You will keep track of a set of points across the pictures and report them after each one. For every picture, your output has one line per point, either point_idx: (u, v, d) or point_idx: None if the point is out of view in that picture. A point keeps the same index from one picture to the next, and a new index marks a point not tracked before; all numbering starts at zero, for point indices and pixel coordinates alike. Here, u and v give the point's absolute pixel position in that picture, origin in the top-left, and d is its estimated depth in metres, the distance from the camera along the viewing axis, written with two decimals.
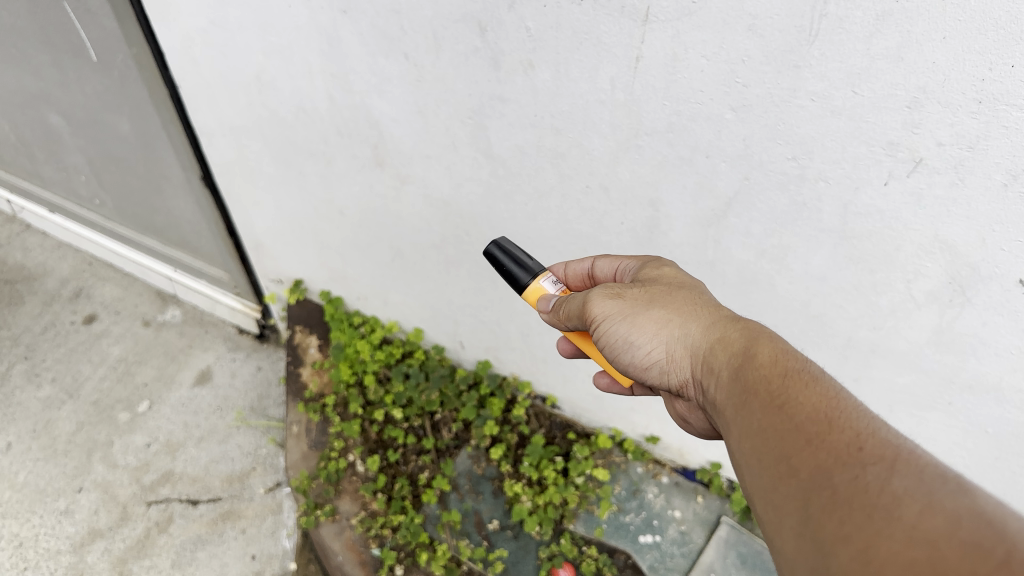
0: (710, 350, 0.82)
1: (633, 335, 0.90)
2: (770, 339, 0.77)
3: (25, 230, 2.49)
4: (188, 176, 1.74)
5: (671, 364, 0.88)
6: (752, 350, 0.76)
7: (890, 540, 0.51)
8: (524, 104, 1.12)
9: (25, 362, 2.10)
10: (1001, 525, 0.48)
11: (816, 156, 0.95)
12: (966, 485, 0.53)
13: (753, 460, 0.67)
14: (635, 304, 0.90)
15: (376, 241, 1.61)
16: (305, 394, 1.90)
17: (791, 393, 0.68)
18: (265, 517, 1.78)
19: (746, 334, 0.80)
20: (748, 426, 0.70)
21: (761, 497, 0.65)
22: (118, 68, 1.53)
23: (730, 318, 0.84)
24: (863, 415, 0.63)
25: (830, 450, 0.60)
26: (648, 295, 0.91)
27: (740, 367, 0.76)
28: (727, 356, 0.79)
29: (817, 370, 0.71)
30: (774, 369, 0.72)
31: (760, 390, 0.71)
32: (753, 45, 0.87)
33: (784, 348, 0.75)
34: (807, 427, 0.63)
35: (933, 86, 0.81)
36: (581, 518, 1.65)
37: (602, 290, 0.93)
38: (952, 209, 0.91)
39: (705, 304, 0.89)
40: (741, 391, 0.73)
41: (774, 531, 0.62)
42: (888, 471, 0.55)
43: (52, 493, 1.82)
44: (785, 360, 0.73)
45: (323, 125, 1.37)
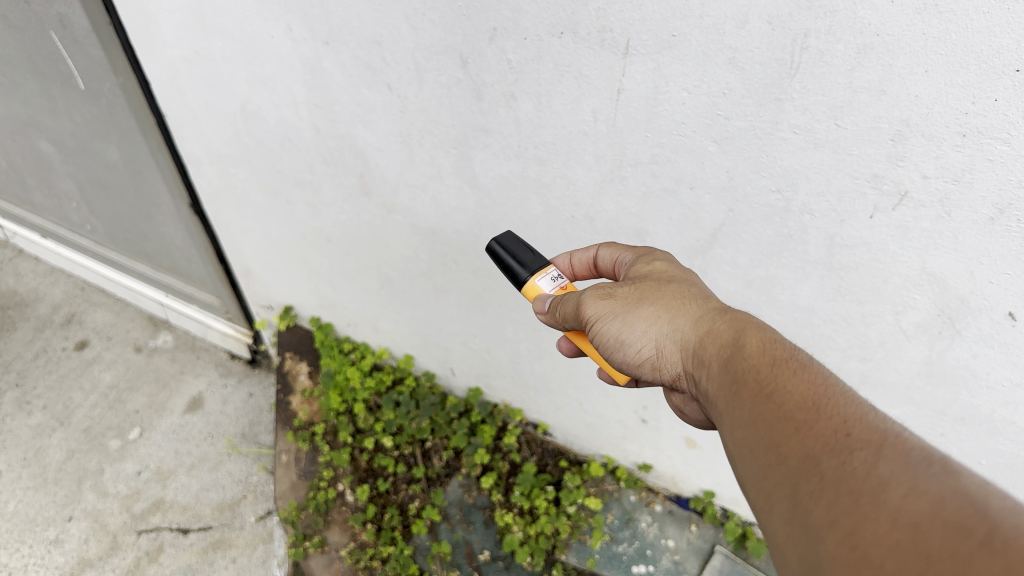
0: (700, 342, 0.77)
1: (625, 334, 0.85)
2: (759, 329, 0.73)
3: (18, 255, 2.48)
4: (177, 202, 1.73)
5: (665, 359, 0.83)
6: (741, 341, 0.72)
7: (874, 524, 0.48)
8: (508, 135, 1.11)
9: (16, 390, 2.09)
10: (983, 504, 0.46)
11: (800, 188, 0.94)
12: (951, 466, 0.50)
13: (743, 451, 0.63)
14: (626, 303, 0.84)
15: (364, 268, 1.60)
16: (294, 423, 1.90)
17: (780, 381, 0.64)
18: (256, 547, 1.76)
19: (736, 325, 0.75)
20: (738, 415, 0.66)
21: (752, 488, 0.61)
22: (105, 96, 1.53)
23: (721, 309, 0.79)
24: (853, 402, 0.59)
25: (818, 437, 0.57)
26: (639, 292, 0.85)
27: (730, 359, 0.71)
28: (718, 349, 0.74)
29: (806, 358, 0.68)
30: (763, 360, 0.67)
31: (748, 380, 0.67)
32: (734, 78, 0.86)
33: (773, 337, 0.71)
34: (795, 415, 0.60)
35: (916, 119, 0.79)
36: (573, 548, 1.63)
37: (593, 292, 0.87)
38: (939, 241, 0.89)
39: (696, 295, 0.83)
40: (731, 382, 0.69)
41: (765, 522, 0.58)
42: (875, 456, 0.52)
43: (41, 522, 1.80)
44: (775, 350, 0.69)
45: (309, 155, 1.37)
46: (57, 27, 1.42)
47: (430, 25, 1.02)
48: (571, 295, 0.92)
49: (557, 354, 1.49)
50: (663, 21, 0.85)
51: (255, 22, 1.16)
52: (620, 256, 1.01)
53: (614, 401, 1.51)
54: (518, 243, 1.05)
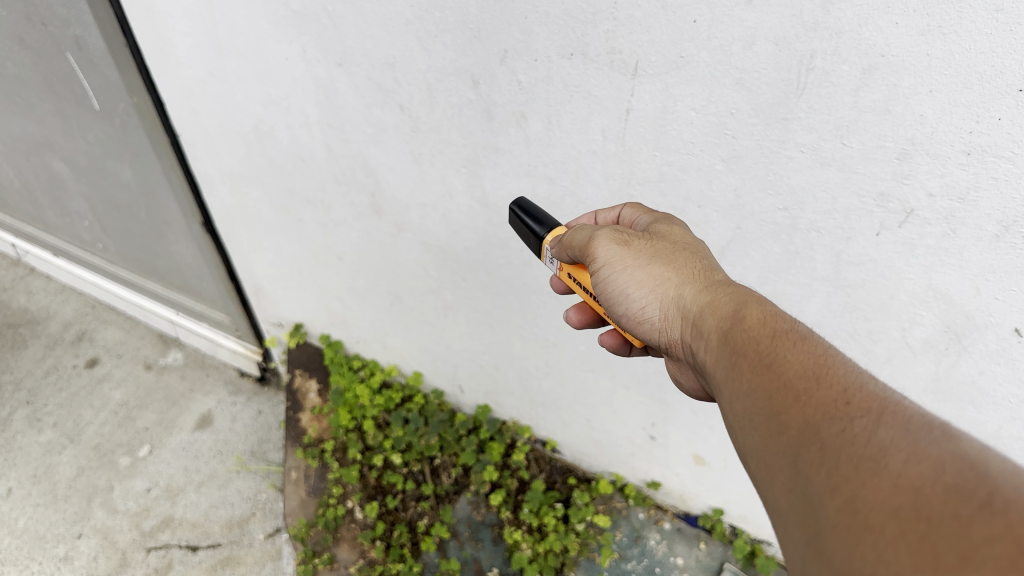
0: (700, 313, 0.78)
1: (631, 287, 0.86)
2: (760, 302, 0.73)
3: (30, 273, 2.51)
4: (190, 221, 1.75)
5: (662, 323, 0.84)
6: (740, 313, 0.72)
7: (875, 489, 0.49)
8: (518, 154, 1.13)
9: (27, 407, 2.10)
10: (983, 468, 0.47)
11: (807, 207, 0.95)
12: (950, 432, 0.52)
13: (743, 420, 0.64)
14: (639, 256, 0.85)
15: (374, 286, 1.61)
16: (304, 440, 1.92)
17: (781, 351, 0.65)
18: (264, 564, 1.75)
19: (737, 297, 0.75)
20: (736, 385, 0.67)
21: (753, 457, 0.62)
22: (119, 117, 1.55)
23: (726, 282, 0.79)
24: (852, 371, 0.60)
25: (818, 405, 0.57)
26: (652, 250, 0.86)
27: (729, 331, 0.72)
28: (716, 320, 0.75)
29: (806, 330, 0.68)
30: (762, 332, 0.68)
31: (748, 350, 0.67)
32: (741, 98, 0.88)
33: (773, 310, 0.71)
34: (796, 384, 0.61)
35: (921, 138, 0.81)
36: (582, 566, 1.63)
37: (609, 234, 0.88)
38: (945, 259, 0.90)
39: (703, 266, 0.83)
40: (731, 352, 0.70)
41: (766, 492, 0.59)
42: (875, 423, 0.53)
43: (52, 539, 1.81)
44: (775, 322, 0.69)
45: (321, 174, 1.38)
46: (74, 49, 1.45)
47: (442, 47, 1.04)
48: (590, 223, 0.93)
49: (565, 371, 1.51)
50: (671, 42, 0.87)
51: (269, 44, 1.18)
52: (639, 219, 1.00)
53: (623, 418, 1.52)
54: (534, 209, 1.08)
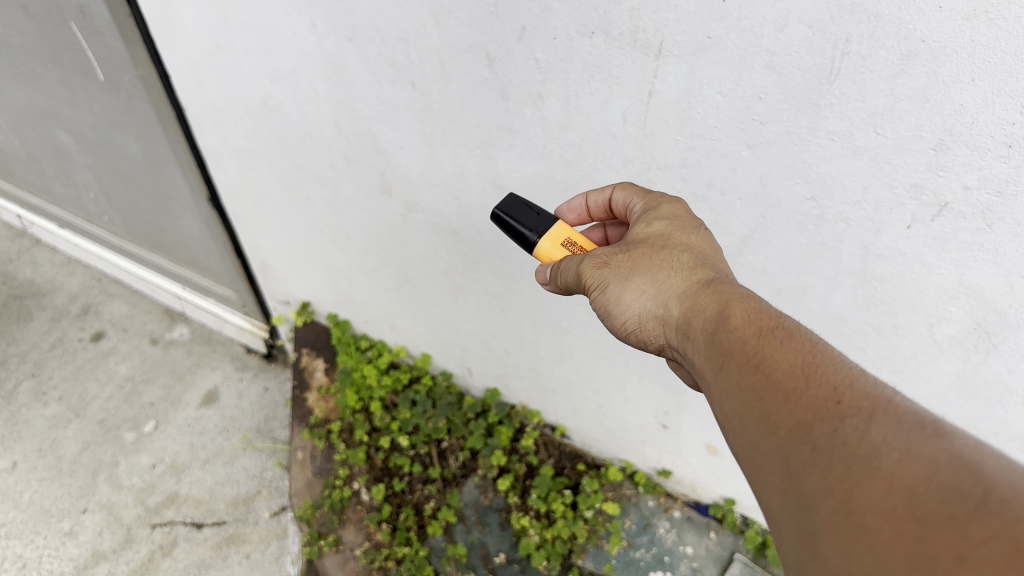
0: (685, 317, 0.73)
1: (614, 305, 0.81)
2: (745, 298, 0.69)
3: (35, 245, 2.48)
4: (196, 196, 1.72)
5: (651, 332, 0.80)
6: (724, 312, 0.68)
7: (869, 490, 0.45)
8: (534, 136, 1.09)
9: (32, 379, 2.09)
10: (978, 467, 0.44)
11: (835, 196, 0.91)
12: (944, 429, 0.48)
13: (732, 425, 0.60)
14: (620, 269, 0.81)
15: (383, 266, 1.58)
16: (311, 420, 1.90)
17: (767, 351, 0.60)
18: (270, 543, 1.76)
19: (719, 297, 0.71)
20: (724, 390, 0.63)
21: (744, 459, 0.58)
22: (125, 88, 1.51)
23: (709, 279, 0.75)
24: (843, 369, 0.56)
25: (808, 406, 0.54)
26: (630, 261, 0.81)
27: (714, 333, 0.68)
28: (702, 321, 0.71)
29: (794, 324, 0.64)
30: (748, 330, 0.64)
31: (734, 352, 0.63)
32: (771, 82, 0.84)
33: (759, 305, 0.67)
34: (784, 384, 0.57)
35: (960, 128, 0.76)
36: (589, 553, 1.62)
37: (591, 261, 0.84)
38: (978, 254, 0.86)
39: (685, 263, 0.79)
40: (717, 355, 0.65)
41: (759, 495, 0.55)
42: (867, 422, 0.50)
43: (56, 514, 1.80)
44: (760, 318, 0.65)
45: (330, 151, 1.35)
46: (77, 18, 1.41)
47: (457, 23, 0.99)
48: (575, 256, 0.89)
49: (576, 357, 1.48)
50: (698, 22, 0.82)
51: (278, 17, 1.14)
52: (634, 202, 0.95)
53: (635, 405, 1.50)
54: (510, 204, 1.02)
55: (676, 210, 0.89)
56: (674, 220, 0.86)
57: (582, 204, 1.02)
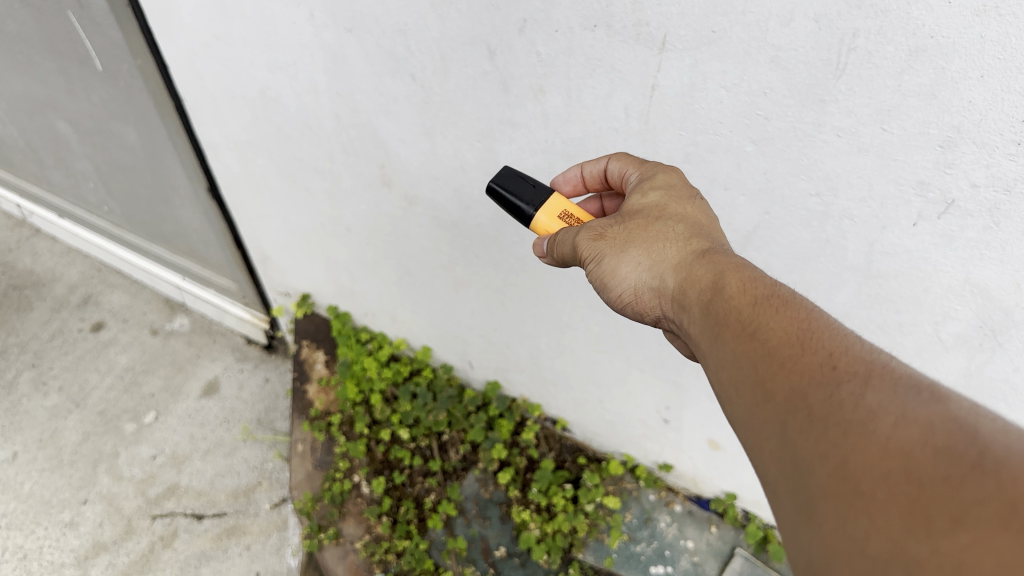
0: (681, 288, 0.72)
1: (610, 277, 0.80)
2: (741, 267, 0.68)
3: (34, 234, 2.48)
4: (195, 186, 1.71)
5: (648, 303, 0.79)
6: (720, 282, 0.67)
7: (865, 454, 0.45)
8: (535, 129, 1.07)
9: (32, 370, 2.09)
10: (973, 429, 0.44)
11: (841, 193, 0.90)
12: (939, 391, 0.48)
13: (728, 395, 0.59)
14: (614, 241, 0.80)
15: (383, 259, 1.57)
16: (311, 412, 1.89)
17: (762, 319, 0.59)
18: (270, 534, 1.76)
19: (715, 267, 0.70)
20: (720, 360, 0.61)
21: (740, 427, 0.58)
22: (123, 78, 1.50)
23: (704, 249, 0.74)
24: (839, 334, 0.56)
25: (803, 372, 0.53)
26: (626, 232, 0.80)
27: (710, 303, 0.66)
28: (698, 292, 0.69)
29: (789, 292, 0.63)
30: (743, 300, 0.63)
31: (729, 322, 0.62)
32: (776, 77, 0.82)
33: (754, 274, 0.66)
34: (779, 351, 0.56)
35: (969, 125, 0.75)
36: (590, 547, 1.62)
37: (586, 232, 0.83)
38: (985, 252, 0.85)
39: (681, 233, 0.77)
40: (713, 326, 0.64)
41: (755, 462, 0.55)
42: (863, 386, 0.49)
43: (57, 504, 1.80)
44: (756, 287, 0.64)
45: (329, 143, 1.34)
46: (74, 8, 1.39)
47: (457, 15, 0.98)
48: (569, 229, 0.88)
49: (577, 351, 1.47)
50: (703, 16, 0.81)
51: (276, 8, 1.12)
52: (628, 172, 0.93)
53: (636, 400, 1.49)
54: (505, 177, 1.01)
55: (672, 178, 0.87)
56: (669, 189, 0.84)
57: (576, 175, 1.00)
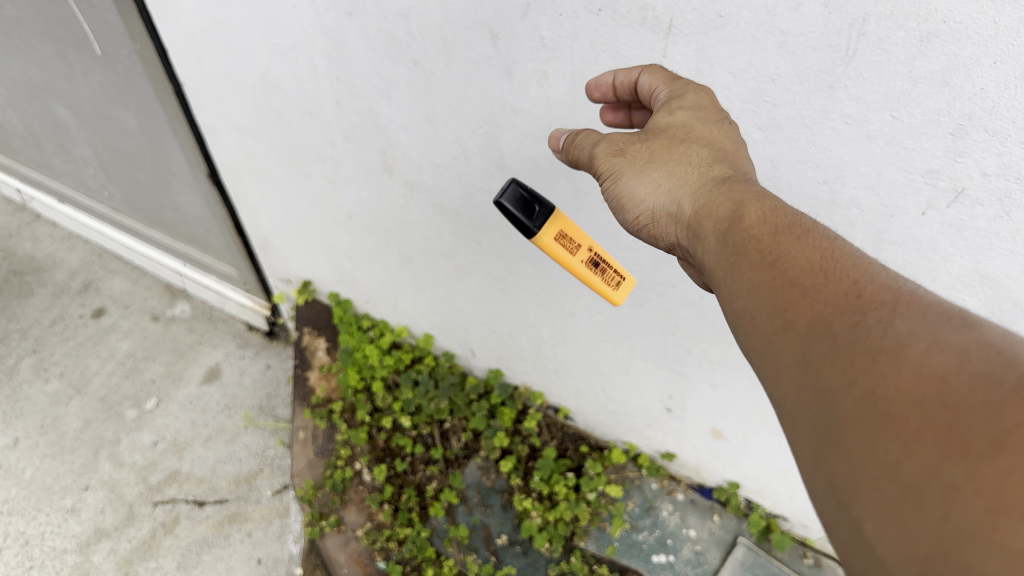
0: (698, 216, 0.72)
1: (628, 199, 0.80)
2: (761, 198, 0.67)
3: (35, 220, 2.47)
4: (195, 172, 1.69)
5: (663, 228, 0.78)
6: (740, 210, 0.66)
7: (895, 381, 0.45)
8: (538, 116, 1.06)
9: (33, 356, 2.08)
10: (1010, 354, 0.44)
11: (849, 180, 0.88)
12: (969, 319, 0.48)
13: (745, 321, 0.59)
14: (637, 161, 0.79)
15: (385, 246, 1.56)
16: (312, 400, 1.89)
17: (782, 248, 0.59)
18: (272, 521, 1.76)
19: (734, 196, 0.69)
20: (737, 286, 0.61)
21: (755, 355, 0.58)
22: (122, 62, 1.48)
23: (725, 178, 0.73)
24: (863, 262, 0.55)
25: (827, 300, 0.52)
26: (649, 153, 0.79)
27: (728, 232, 0.65)
28: (715, 222, 0.69)
29: (811, 222, 0.62)
30: (764, 229, 0.62)
31: (748, 250, 0.62)
32: (784, 63, 0.81)
33: (775, 205, 0.65)
34: (802, 279, 0.55)
35: (980, 113, 0.73)
36: (592, 535, 1.61)
37: (608, 150, 0.82)
38: (995, 242, 0.84)
39: (702, 163, 0.76)
40: (730, 254, 0.64)
41: (770, 390, 0.55)
42: (890, 314, 0.49)
43: (58, 491, 1.80)
44: (777, 217, 0.63)
45: (330, 129, 1.32)
46: None
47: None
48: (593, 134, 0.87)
49: (580, 340, 1.46)
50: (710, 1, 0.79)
51: None
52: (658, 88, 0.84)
53: (639, 388, 1.48)
54: (512, 197, 0.96)
55: (703, 98, 0.81)
56: (698, 110, 0.79)
57: (608, 83, 0.88)
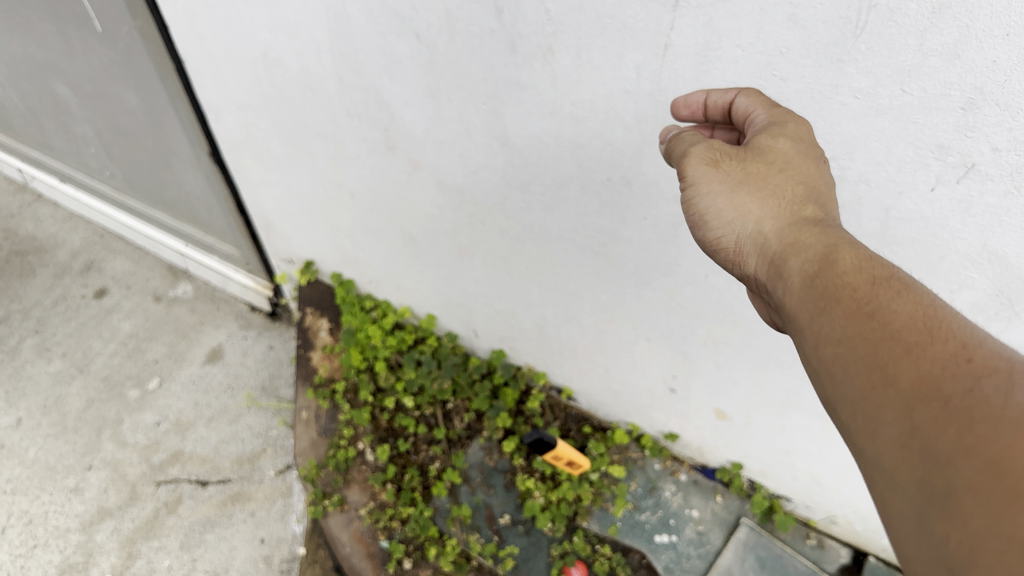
0: (782, 253, 0.71)
1: (712, 217, 0.78)
2: (854, 247, 0.66)
3: (36, 200, 2.46)
4: (197, 151, 1.69)
5: (740, 254, 0.77)
6: (832, 256, 0.65)
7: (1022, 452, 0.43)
8: (543, 91, 1.04)
9: (36, 336, 2.08)
10: None
11: (857, 156, 0.88)
12: None
13: (836, 368, 0.58)
14: (728, 178, 0.76)
15: (388, 226, 1.56)
16: (315, 379, 1.88)
17: (883, 300, 0.58)
18: (275, 501, 1.76)
19: (827, 241, 0.68)
20: (828, 331, 0.61)
21: (844, 405, 0.57)
22: (123, 40, 1.47)
23: (815, 219, 0.72)
24: (972, 330, 0.54)
25: (940, 363, 0.52)
26: (741, 170, 0.77)
27: (819, 275, 0.65)
28: (802, 262, 0.68)
29: (908, 279, 0.62)
30: (861, 280, 0.61)
31: (844, 296, 0.61)
32: (793, 36, 0.79)
33: (871, 257, 0.64)
34: (908, 338, 0.55)
35: (992, 87, 0.72)
36: (595, 515, 1.62)
37: (704, 150, 0.79)
38: (1004, 219, 0.83)
39: (791, 195, 0.75)
40: (822, 298, 0.63)
41: (861, 443, 0.54)
42: (1009, 385, 0.48)
43: (62, 470, 1.81)
44: (875, 270, 0.62)
45: (332, 106, 1.31)
46: None
47: None
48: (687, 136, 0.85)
49: (584, 321, 1.46)
50: None
51: None
52: (757, 112, 0.84)
53: (643, 369, 1.48)
54: None
55: (801, 132, 0.78)
56: (801, 139, 0.77)
57: (700, 102, 0.88)
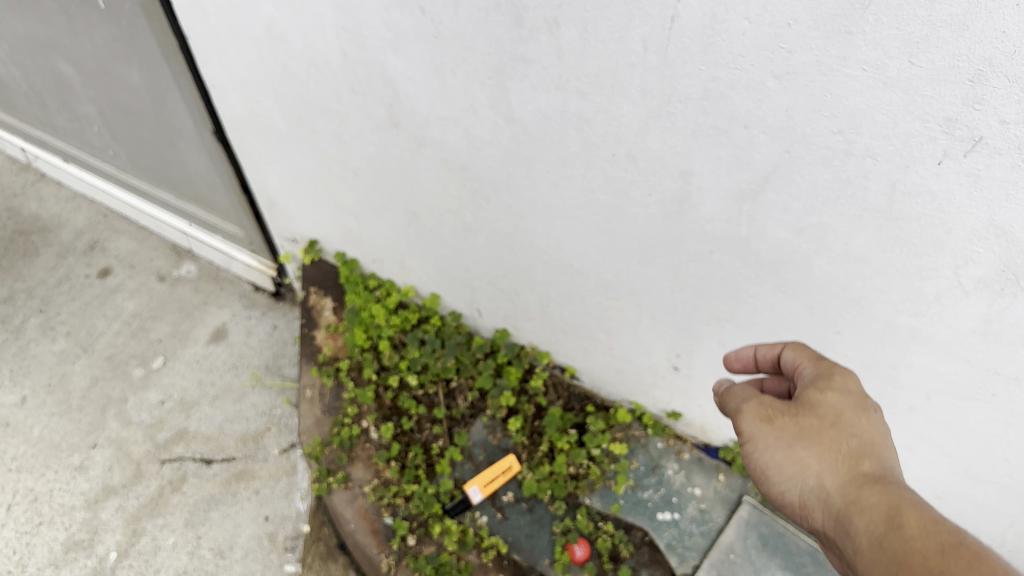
0: (846, 510, 0.77)
1: (774, 472, 0.85)
2: (917, 506, 0.72)
3: (39, 179, 2.46)
4: (201, 130, 1.68)
5: (806, 510, 0.82)
6: (898, 518, 0.71)
7: None
8: (548, 65, 1.04)
9: (40, 315, 2.09)
10: None
11: (864, 130, 0.87)
12: None
13: None
14: (784, 437, 0.85)
15: (392, 204, 1.55)
16: (319, 357, 1.88)
17: (951, 568, 0.63)
18: (279, 479, 1.77)
19: (888, 500, 0.74)
20: None
21: None
22: (126, 16, 1.47)
23: (877, 477, 0.78)
24: None
25: None
26: (797, 431, 0.85)
27: (885, 538, 0.70)
28: (868, 523, 0.73)
29: (974, 542, 0.67)
30: (928, 544, 0.67)
31: (912, 564, 0.66)
32: (801, 7, 0.79)
33: (934, 517, 0.70)
34: None
35: (1001, 58, 0.72)
36: (597, 492, 1.63)
37: (754, 413, 0.89)
38: (1011, 193, 0.83)
39: (852, 454, 0.82)
40: (891, 564, 0.68)
41: None
42: None
43: (66, 448, 1.82)
44: (940, 533, 0.67)
45: (336, 83, 1.31)
46: None
47: None
48: (744, 388, 0.95)
49: (588, 299, 1.46)
50: None
51: None
52: (804, 365, 0.96)
53: (646, 347, 1.48)
54: None
55: (849, 382, 0.90)
56: (847, 395, 0.87)
57: (750, 355, 1.03)
